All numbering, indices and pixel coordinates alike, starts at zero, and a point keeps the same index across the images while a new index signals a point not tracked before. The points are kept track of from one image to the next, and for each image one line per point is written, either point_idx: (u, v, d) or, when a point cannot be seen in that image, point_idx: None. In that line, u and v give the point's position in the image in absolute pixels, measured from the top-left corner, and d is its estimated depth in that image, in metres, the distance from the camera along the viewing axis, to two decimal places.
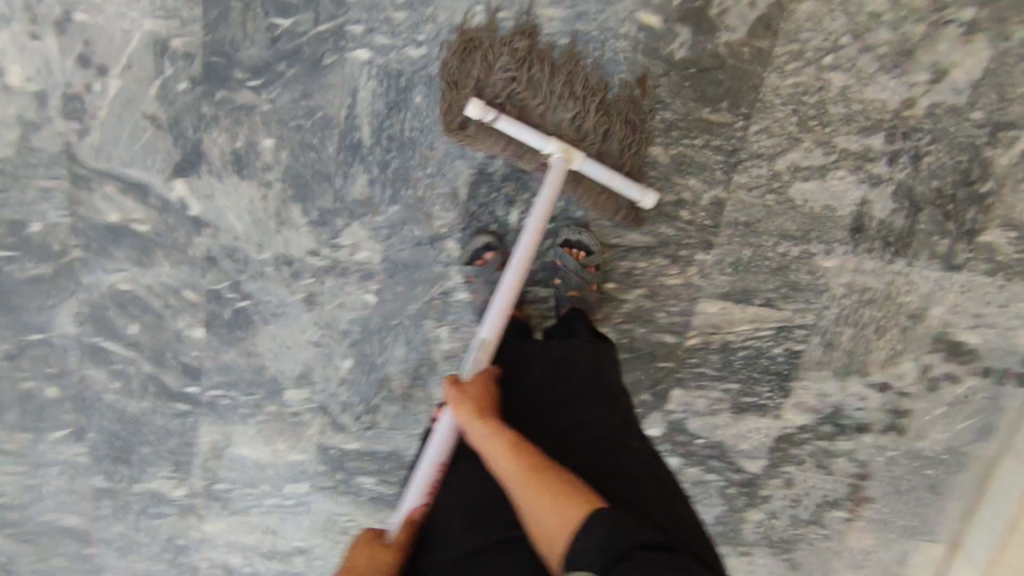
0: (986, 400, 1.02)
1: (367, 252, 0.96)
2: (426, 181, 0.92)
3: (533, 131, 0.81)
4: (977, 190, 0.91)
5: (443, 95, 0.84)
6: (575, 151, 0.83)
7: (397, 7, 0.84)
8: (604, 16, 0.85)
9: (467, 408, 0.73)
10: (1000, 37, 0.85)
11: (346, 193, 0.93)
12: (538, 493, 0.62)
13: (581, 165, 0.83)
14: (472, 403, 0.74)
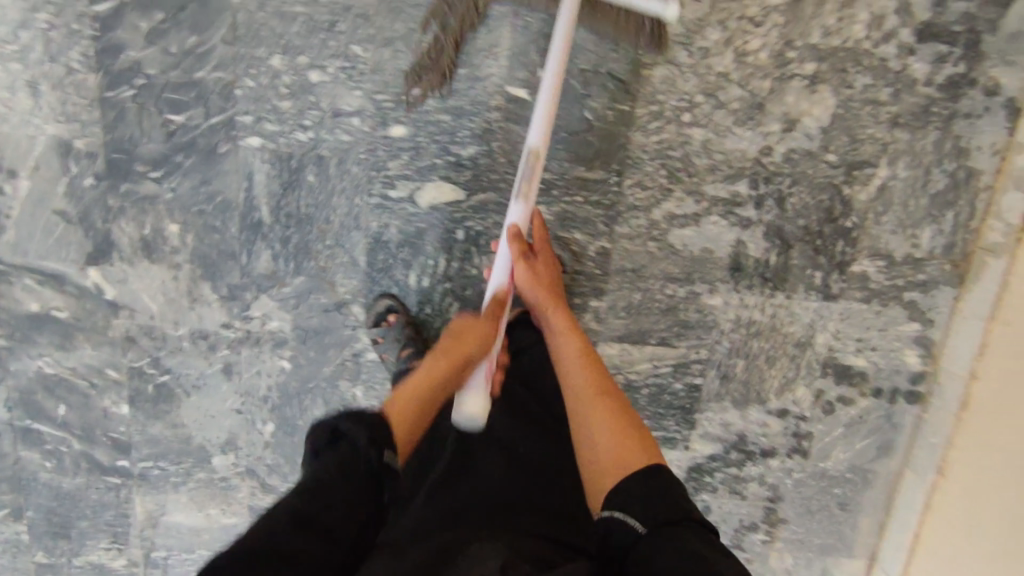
0: (881, 419, 1.08)
1: (278, 322, 1.01)
2: (327, 252, 0.97)
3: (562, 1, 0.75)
4: (842, 225, 0.98)
5: (431, 74, 0.87)
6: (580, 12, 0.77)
7: (281, 96, 0.90)
8: (475, 91, 0.91)
9: (546, 287, 0.86)
10: (843, 85, 0.91)
11: (252, 269, 0.98)
12: (620, 434, 0.71)
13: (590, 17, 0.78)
14: (548, 286, 0.87)
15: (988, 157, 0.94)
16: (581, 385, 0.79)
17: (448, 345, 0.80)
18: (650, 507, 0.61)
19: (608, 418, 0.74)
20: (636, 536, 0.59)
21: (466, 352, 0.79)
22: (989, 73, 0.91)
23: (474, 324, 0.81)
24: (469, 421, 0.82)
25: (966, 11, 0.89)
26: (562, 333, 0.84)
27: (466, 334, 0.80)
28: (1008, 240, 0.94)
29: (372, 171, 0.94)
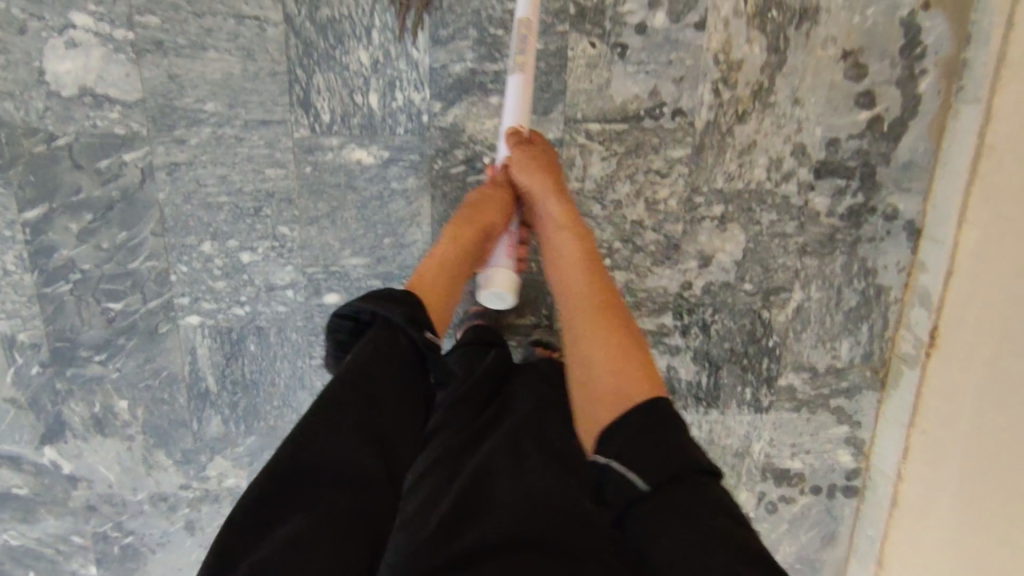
0: (823, 512, 1.13)
1: (234, 479, 1.03)
2: (275, 411, 1.00)
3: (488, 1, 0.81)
4: (765, 343, 1.03)
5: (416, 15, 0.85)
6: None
7: (215, 277, 0.94)
8: (402, 256, 0.95)
9: (546, 177, 0.84)
10: (752, 222, 0.97)
11: (203, 433, 1.01)
12: (626, 372, 0.74)
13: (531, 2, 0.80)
14: (545, 172, 0.85)
15: (895, 274, 1.00)
16: (584, 299, 0.82)
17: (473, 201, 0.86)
18: (656, 460, 0.61)
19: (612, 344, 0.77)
20: (636, 493, 0.60)
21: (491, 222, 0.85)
22: (887, 199, 0.96)
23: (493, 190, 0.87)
24: (491, 296, 0.88)
25: (860, 147, 0.94)
26: (561, 228, 0.85)
27: (485, 203, 0.86)
28: (918, 353, 0.99)
29: (311, 336, 0.97)
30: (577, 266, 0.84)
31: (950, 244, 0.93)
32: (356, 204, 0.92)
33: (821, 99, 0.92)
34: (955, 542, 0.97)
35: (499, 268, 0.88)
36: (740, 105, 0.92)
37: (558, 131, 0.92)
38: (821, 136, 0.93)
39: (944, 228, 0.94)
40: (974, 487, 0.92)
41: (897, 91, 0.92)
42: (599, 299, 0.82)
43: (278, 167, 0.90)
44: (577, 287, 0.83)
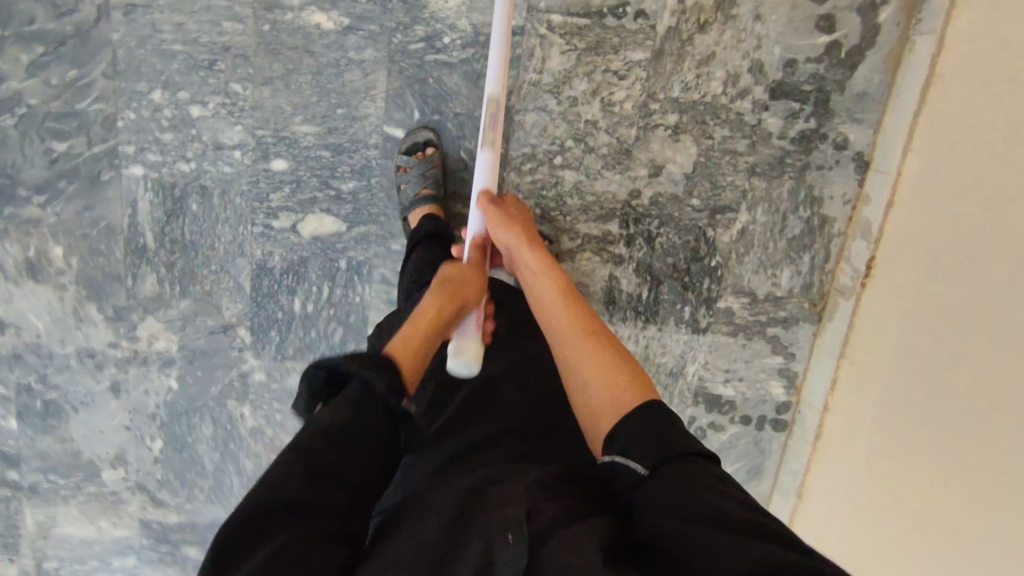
0: (749, 443, 1.14)
1: (164, 342, 1.04)
2: (211, 276, 1.00)
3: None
4: (707, 263, 1.05)
5: None
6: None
7: (162, 129, 0.93)
8: (354, 129, 0.95)
9: (520, 228, 0.82)
10: (704, 136, 0.98)
11: (138, 291, 1.01)
12: (605, 359, 0.68)
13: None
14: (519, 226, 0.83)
15: (840, 206, 1.01)
16: (563, 321, 0.74)
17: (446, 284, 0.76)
18: (660, 448, 0.56)
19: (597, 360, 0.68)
20: (639, 479, 0.56)
21: (461, 302, 0.75)
22: (838, 128, 0.98)
23: (470, 273, 0.79)
24: (461, 368, 0.75)
25: (816, 71, 0.95)
26: (539, 272, 0.80)
27: (462, 284, 0.78)
28: (855, 284, 1.01)
29: (255, 202, 0.97)
30: (559, 301, 0.77)
31: (894, 175, 0.95)
32: (311, 69, 0.92)
33: (783, 18, 0.93)
34: (858, 486, 0.98)
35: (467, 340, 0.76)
36: (704, 14, 0.92)
37: (520, 18, 0.92)
38: (780, 55, 0.94)
39: (891, 159, 0.95)
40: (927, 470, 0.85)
41: (857, 18, 0.93)
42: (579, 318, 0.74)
43: (237, 21, 0.89)
44: (557, 314, 0.75)
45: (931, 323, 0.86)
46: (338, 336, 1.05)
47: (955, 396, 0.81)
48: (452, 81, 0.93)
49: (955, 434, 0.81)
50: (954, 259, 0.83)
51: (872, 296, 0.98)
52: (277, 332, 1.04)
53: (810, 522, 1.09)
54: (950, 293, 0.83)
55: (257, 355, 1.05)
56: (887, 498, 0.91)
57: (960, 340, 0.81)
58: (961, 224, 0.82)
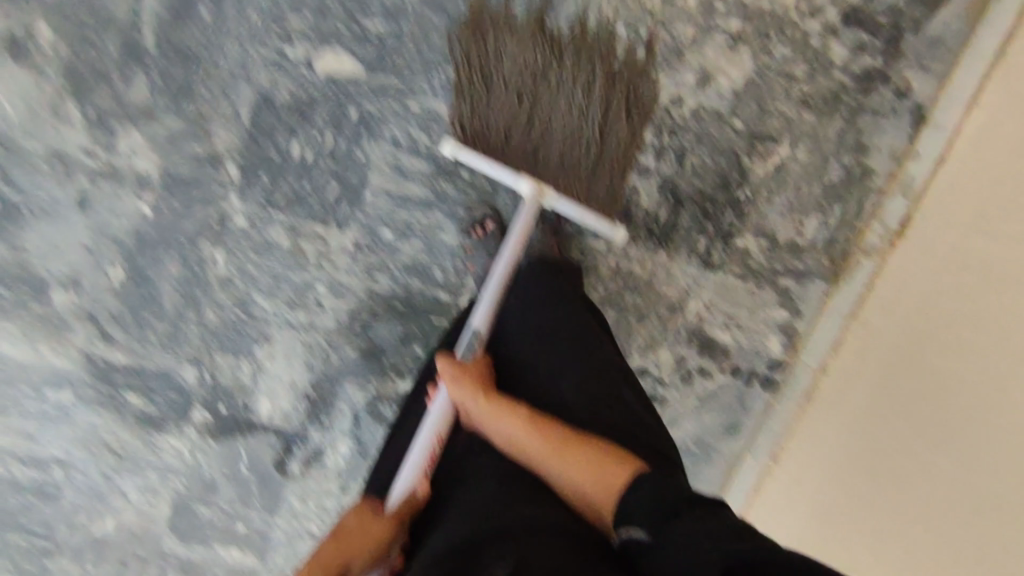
0: (735, 397, 1.08)
1: (144, 162, 0.95)
2: (209, 98, 0.92)
3: (506, 169, 0.89)
4: (735, 194, 0.98)
5: None
6: (547, 187, 0.90)
7: None
8: None
9: (471, 381, 0.82)
10: (763, 51, 0.91)
11: (125, 97, 0.92)
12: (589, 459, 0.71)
13: (555, 203, 0.89)
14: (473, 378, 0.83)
15: (886, 160, 0.95)
16: (537, 440, 0.75)
17: (335, 540, 0.77)
18: (660, 512, 0.61)
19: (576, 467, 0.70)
20: (642, 547, 0.60)
21: (342, 559, 0.75)
22: (903, 73, 0.92)
23: (367, 523, 0.77)
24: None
25: (894, 5, 0.89)
26: (501, 412, 0.79)
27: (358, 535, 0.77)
28: (884, 244, 0.97)
29: (273, 22, 0.89)
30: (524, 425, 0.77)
31: (952, 130, 0.89)
32: None
33: None
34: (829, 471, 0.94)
35: None
36: None
37: None
38: None
39: (953, 115, 0.89)
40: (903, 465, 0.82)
41: None
42: (546, 431, 0.75)
43: None
44: (517, 434, 0.76)
45: (950, 313, 0.81)
46: (333, 190, 0.97)
47: (968, 386, 0.76)
48: None
49: (965, 426, 0.75)
50: (988, 248, 0.78)
51: (887, 285, 0.95)
52: (269, 176, 0.96)
53: (771, 494, 1.05)
54: (976, 279, 0.79)
55: (242, 197, 0.97)
56: (871, 490, 0.85)
57: (980, 327, 0.76)
58: (999, 210, 0.77)
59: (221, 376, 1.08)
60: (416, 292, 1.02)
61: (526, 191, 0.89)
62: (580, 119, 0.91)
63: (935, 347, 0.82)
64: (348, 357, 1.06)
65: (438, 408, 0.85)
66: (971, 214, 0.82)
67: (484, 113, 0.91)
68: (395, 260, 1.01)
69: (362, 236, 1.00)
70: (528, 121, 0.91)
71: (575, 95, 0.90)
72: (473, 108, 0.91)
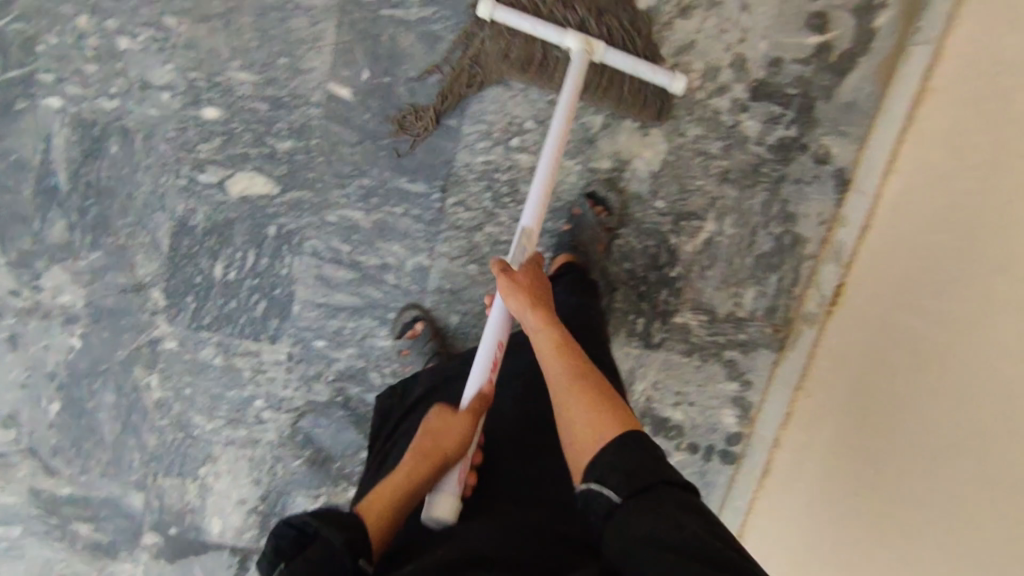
0: (695, 475, 1.04)
1: (69, 296, 0.95)
2: (126, 230, 0.92)
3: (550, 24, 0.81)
4: (666, 273, 0.97)
5: None
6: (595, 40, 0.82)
7: (86, 60, 0.85)
8: (294, 84, 0.87)
9: (524, 294, 0.70)
10: (674, 132, 0.91)
11: (45, 236, 0.92)
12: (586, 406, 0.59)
13: (604, 53, 0.82)
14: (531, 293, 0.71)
15: (815, 226, 0.94)
16: (551, 372, 0.64)
17: (423, 441, 0.68)
18: (625, 474, 0.52)
19: (579, 395, 0.60)
20: (611, 506, 0.51)
21: (442, 452, 0.66)
22: (820, 139, 0.90)
23: (449, 421, 0.69)
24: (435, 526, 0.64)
25: (801, 74, 0.88)
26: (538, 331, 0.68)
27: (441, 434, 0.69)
28: (820, 312, 0.94)
29: (181, 151, 0.89)
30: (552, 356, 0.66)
31: (873, 196, 0.87)
32: (255, 11, 0.84)
33: (770, 12, 0.86)
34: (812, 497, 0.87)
35: (446, 495, 0.65)
36: None
37: None
38: (765, 52, 0.87)
39: (871, 180, 0.88)
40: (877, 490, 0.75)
41: (851, 20, 0.86)
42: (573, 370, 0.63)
43: None
44: (548, 362, 0.65)
45: (959, 306, 0.69)
46: (261, 307, 0.96)
47: (988, 399, 0.63)
48: (407, 42, 0.86)
49: (985, 448, 0.63)
50: (1000, 229, 0.65)
51: (881, 274, 0.84)
52: (194, 298, 0.95)
53: (775, 521, 0.95)
54: (988, 267, 0.66)
55: (170, 321, 0.96)
56: (879, 516, 0.74)
57: (999, 324, 0.64)
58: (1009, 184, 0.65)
59: (170, 498, 1.05)
60: (356, 398, 1.01)
61: (573, 45, 0.81)
62: (596, 26, 0.84)
63: (948, 350, 0.70)
64: (294, 468, 1.03)
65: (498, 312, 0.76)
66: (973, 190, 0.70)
67: (495, 63, 0.86)
68: (331, 369, 0.99)
69: (295, 348, 0.98)
70: (544, 59, 0.85)
71: (579, 14, 0.84)
72: (480, 58, 0.86)
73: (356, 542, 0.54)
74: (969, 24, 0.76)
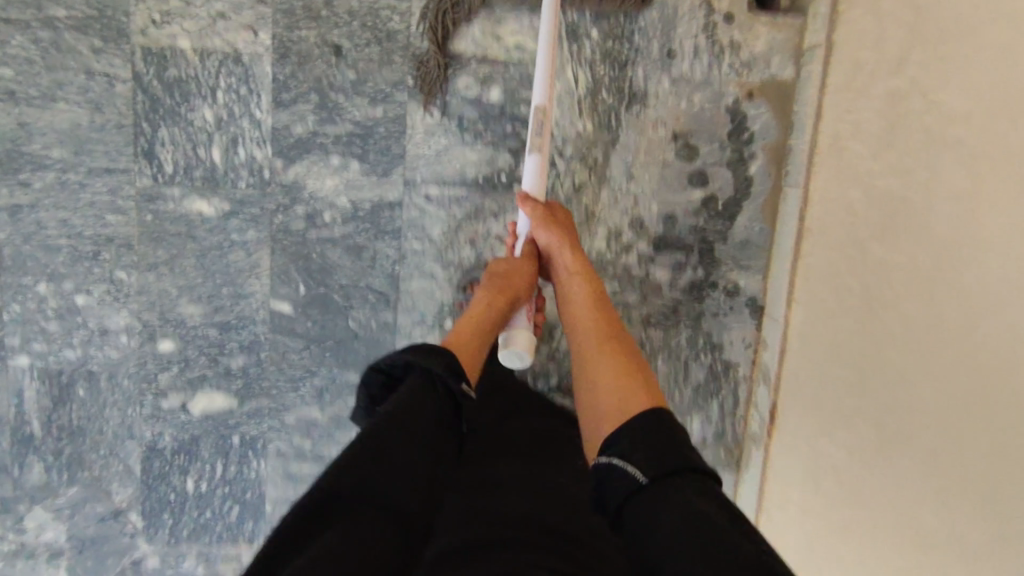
0: None
1: (52, 533, 0.99)
2: (100, 462, 0.98)
3: None
4: None
5: (292, 48, 0.90)
6: None
7: (48, 319, 0.94)
8: (239, 307, 0.95)
9: (561, 230, 0.84)
10: None
11: (25, 481, 0.98)
12: (619, 382, 0.69)
13: None
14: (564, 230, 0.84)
15: (741, 350, 1.00)
16: (593, 343, 0.76)
17: (494, 278, 0.83)
18: (654, 456, 0.56)
19: (615, 371, 0.71)
20: (635, 487, 0.55)
21: (514, 289, 0.82)
22: (727, 275, 0.98)
23: (517, 264, 0.84)
24: (515, 359, 0.80)
25: (695, 224, 0.97)
26: (574, 275, 0.83)
27: (511, 274, 0.83)
28: (762, 432, 0.98)
29: (143, 383, 0.96)
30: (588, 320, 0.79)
31: (782, 322, 0.94)
32: (195, 252, 0.93)
33: (655, 176, 0.95)
34: (808, 497, 0.87)
35: (520, 329, 0.82)
36: (578, 178, 0.95)
37: (398, 192, 0.94)
38: (658, 210, 0.96)
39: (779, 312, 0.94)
40: (875, 468, 0.74)
41: (728, 173, 0.95)
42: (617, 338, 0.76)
43: (119, 213, 0.92)
44: (585, 333, 0.78)
45: (889, 324, 0.72)
46: (236, 511, 1.00)
47: (948, 405, 0.65)
48: (336, 255, 0.95)
49: (963, 450, 0.63)
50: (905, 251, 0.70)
51: (810, 311, 0.87)
52: (170, 514, 1.00)
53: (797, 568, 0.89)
54: (905, 285, 0.70)
55: (150, 539, 1.00)
56: (890, 488, 0.72)
57: (931, 336, 0.67)
58: (903, 213, 0.71)
59: None
60: None
61: None
62: None
63: (891, 367, 0.72)
64: None
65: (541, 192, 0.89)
66: (871, 223, 0.75)
67: None
68: None
69: None
70: None
71: None
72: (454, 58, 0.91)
73: (449, 362, 0.67)
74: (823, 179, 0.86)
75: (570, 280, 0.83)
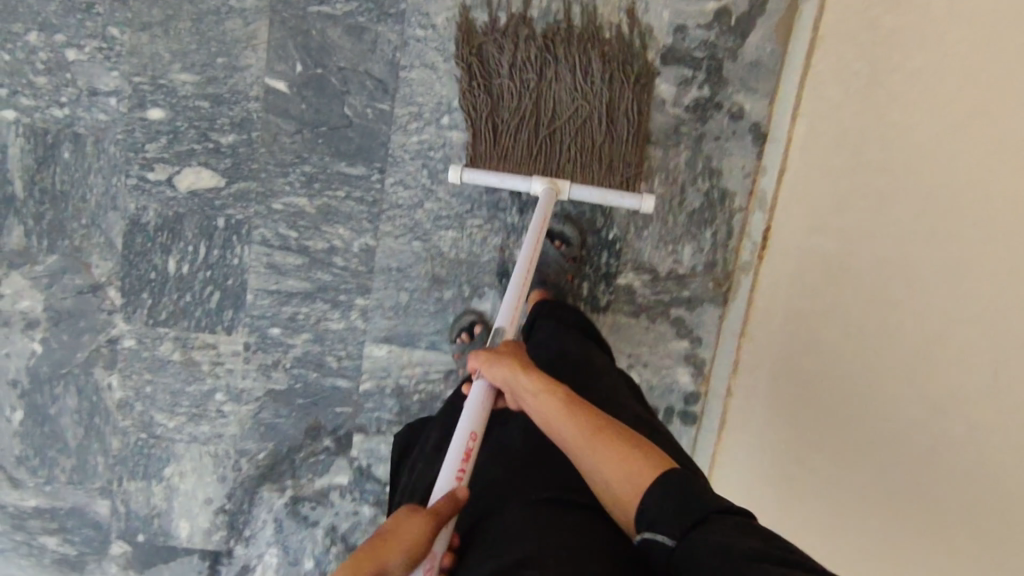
0: None
1: (29, 302, 0.98)
2: (81, 232, 0.96)
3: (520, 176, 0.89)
4: (605, 235, 1.01)
5: None
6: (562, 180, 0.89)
7: (36, 72, 0.91)
8: (233, 81, 0.93)
9: (510, 360, 0.70)
10: None
11: (4, 244, 0.96)
12: (620, 457, 0.58)
13: (569, 191, 0.89)
14: (517, 360, 0.70)
15: (739, 179, 0.99)
16: (570, 440, 0.62)
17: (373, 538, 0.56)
18: (675, 513, 0.51)
19: (616, 457, 0.59)
20: (671, 551, 0.50)
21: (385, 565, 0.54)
22: (733, 97, 0.96)
23: (405, 520, 0.57)
24: None
25: (706, 38, 0.95)
26: (539, 396, 0.67)
27: (401, 529, 0.56)
28: (753, 258, 0.99)
29: (130, 152, 0.94)
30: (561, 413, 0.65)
31: (785, 141, 0.93)
32: (192, 16, 0.91)
33: None
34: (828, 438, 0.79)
35: None
36: None
37: None
38: (668, 19, 0.94)
39: (784, 234, 0.93)
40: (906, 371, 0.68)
41: None
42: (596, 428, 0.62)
43: None
44: (555, 422, 0.64)
45: (893, 323, 0.70)
46: (216, 298, 0.99)
47: (916, 429, 0.65)
48: (335, 34, 0.93)
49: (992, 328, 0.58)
50: (927, 264, 0.66)
51: (810, 275, 0.86)
52: (149, 294, 0.99)
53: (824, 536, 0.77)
54: (918, 293, 0.67)
55: (127, 319, 0.99)
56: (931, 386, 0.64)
57: (929, 362, 0.65)
58: (932, 218, 0.66)
59: (136, 503, 1.06)
60: (315, 384, 1.03)
61: (540, 187, 0.88)
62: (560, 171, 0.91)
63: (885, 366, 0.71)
64: (259, 461, 1.05)
65: (475, 400, 0.70)
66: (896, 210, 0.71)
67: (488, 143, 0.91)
68: (288, 355, 1.02)
69: (251, 338, 1.01)
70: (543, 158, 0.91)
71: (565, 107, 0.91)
72: None
73: None
74: (843, 128, 0.81)
75: (519, 389, 0.68)
